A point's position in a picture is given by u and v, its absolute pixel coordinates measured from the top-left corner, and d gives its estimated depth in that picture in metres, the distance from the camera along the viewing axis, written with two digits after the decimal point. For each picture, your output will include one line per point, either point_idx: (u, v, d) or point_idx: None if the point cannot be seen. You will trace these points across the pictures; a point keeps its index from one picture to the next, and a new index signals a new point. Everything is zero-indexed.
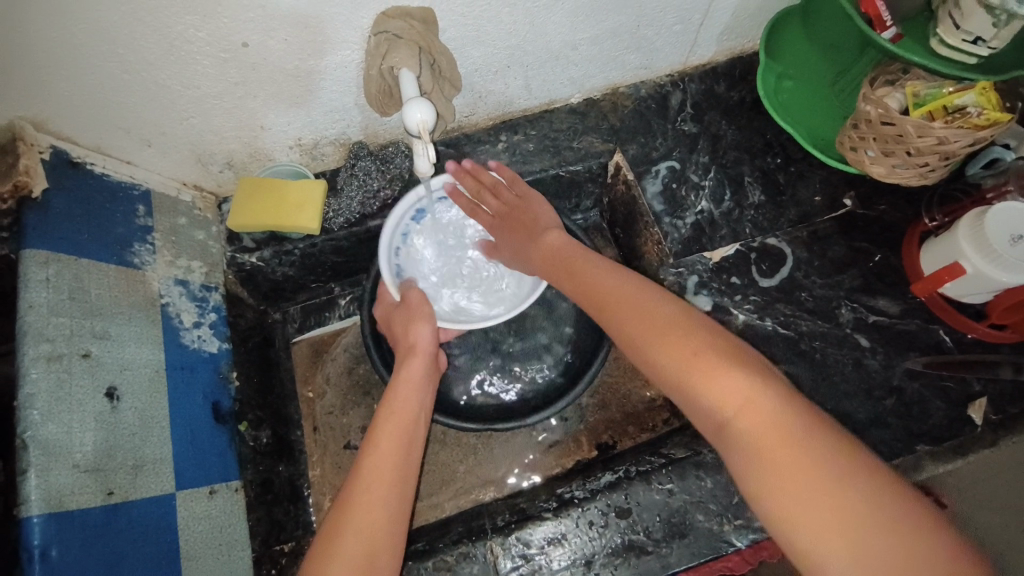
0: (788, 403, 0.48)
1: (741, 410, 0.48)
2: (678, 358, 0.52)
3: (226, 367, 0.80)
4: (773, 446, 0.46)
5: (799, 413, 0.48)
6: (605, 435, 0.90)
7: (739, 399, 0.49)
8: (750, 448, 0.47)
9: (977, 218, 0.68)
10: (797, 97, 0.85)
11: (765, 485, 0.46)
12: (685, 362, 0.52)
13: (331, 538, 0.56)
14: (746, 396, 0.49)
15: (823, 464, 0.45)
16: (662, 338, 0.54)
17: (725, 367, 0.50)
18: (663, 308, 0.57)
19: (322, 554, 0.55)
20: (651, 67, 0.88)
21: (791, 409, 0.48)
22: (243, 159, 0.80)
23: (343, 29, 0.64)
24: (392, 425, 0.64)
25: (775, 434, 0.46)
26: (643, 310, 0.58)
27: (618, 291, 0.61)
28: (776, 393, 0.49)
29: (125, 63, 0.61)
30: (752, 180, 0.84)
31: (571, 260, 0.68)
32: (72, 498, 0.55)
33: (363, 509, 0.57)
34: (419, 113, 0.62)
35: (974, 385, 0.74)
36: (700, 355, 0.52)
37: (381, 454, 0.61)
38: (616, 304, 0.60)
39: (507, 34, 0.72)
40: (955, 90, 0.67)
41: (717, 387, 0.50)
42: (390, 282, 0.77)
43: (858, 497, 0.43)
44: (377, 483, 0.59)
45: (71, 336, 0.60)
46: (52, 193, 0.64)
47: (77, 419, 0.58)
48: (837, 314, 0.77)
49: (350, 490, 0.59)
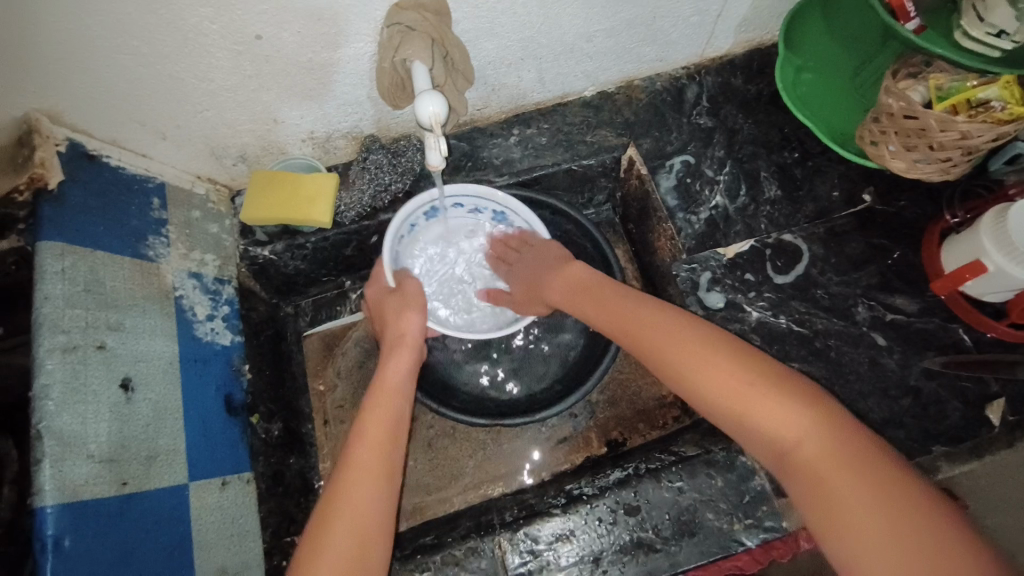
0: (839, 425, 0.49)
1: (796, 437, 0.50)
2: (723, 389, 0.53)
3: (238, 359, 0.80)
4: (830, 473, 0.47)
5: (850, 435, 0.49)
6: (615, 431, 0.90)
7: (792, 427, 0.50)
8: (812, 473, 0.48)
9: (1000, 215, 0.67)
10: (816, 88, 0.83)
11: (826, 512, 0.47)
12: (729, 391, 0.53)
13: (320, 529, 0.55)
14: (794, 423, 0.50)
15: (880, 484, 0.46)
16: (706, 366, 0.55)
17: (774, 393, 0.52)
18: (699, 337, 0.58)
19: (311, 545, 0.54)
20: (667, 60, 0.87)
21: (838, 432, 0.49)
22: (256, 152, 0.80)
23: (356, 21, 0.63)
24: (375, 417, 0.64)
25: (831, 457, 0.48)
26: (680, 340, 0.58)
27: (653, 318, 0.63)
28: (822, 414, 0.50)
29: (139, 56, 0.61)
30: (768, 176, 0.83)
31: (597, 290, 0.71)
32: (87, 488, 0.56)
33: (351, 501, 0.57)
34: (431, 105, 0.61)
35: (993, 386, 0.73)
36: (745, 385, 0.53)
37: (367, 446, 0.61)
38: (652, 333, 0.61)
39: (521, 26, 0.71)
40: (978, 84, 0.66)
41: (769, 415, 0.51)
42: (388, 263, 0.77)
43: (914, 517, 0.44)
44: (362, 475, 0.59)
45: (86, 328, 0.61)
46: (68, 186, 0.65)
47: (92, 410, 0.59)
48: (854, 312, 0.76)
49: (337, 481, 0.59)
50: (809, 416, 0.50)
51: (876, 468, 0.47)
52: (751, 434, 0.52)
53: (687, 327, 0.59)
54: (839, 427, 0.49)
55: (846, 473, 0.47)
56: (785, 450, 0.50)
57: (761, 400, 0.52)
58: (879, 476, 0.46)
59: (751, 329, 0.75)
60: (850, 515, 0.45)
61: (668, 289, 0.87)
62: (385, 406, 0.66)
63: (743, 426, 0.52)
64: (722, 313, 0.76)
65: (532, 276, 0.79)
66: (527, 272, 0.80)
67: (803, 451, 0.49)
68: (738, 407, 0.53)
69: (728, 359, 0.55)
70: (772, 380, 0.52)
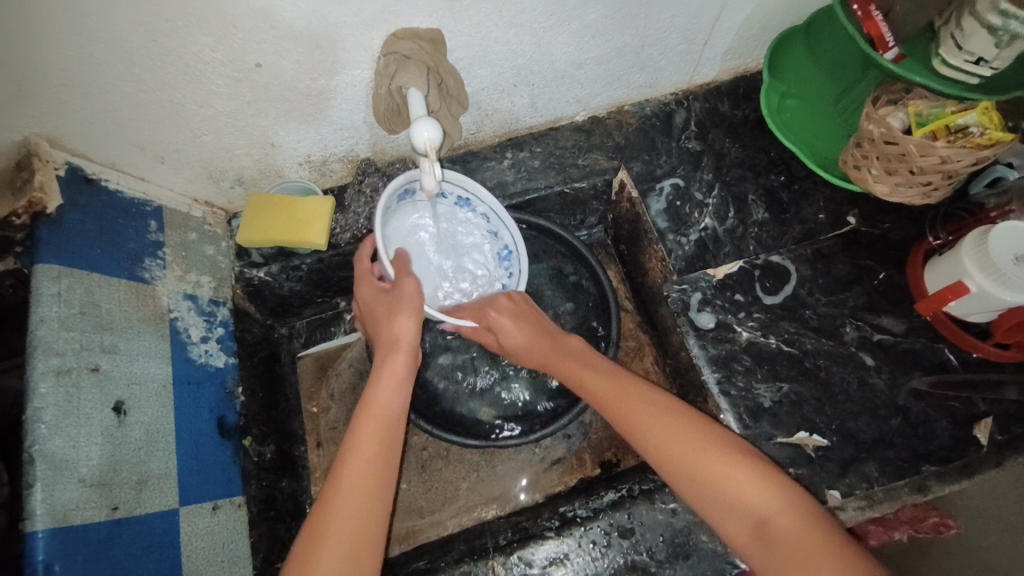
0: (785, 490, 0.57)
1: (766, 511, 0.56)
2: (689, 456, 0.60)
3: (232, 381, 0.80)
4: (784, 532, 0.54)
5: (794, 498, 0.56)
6: (609, 452, 0.90)
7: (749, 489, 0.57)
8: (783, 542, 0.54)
9: (981, 237, 0.69)
10: (800, 115, 0.86)
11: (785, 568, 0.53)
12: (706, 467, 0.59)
13: (319, 530, 0.56)
14: (750, 487, 0.57)
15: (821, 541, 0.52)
16: (675, 436, 0.61)
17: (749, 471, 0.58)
18: (666, 409, 0.64)
19: (312, 542, 0.55)
20: (655, 86, 0.89)
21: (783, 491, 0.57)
22: (253, 175, 0.81)
23: (353, 49, 0.65)
24: (366, 425, 0.63)
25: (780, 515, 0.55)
26: (650, 411, 0.64)
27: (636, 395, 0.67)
28: (785, 487, 0.57)
29: (141, 82, 0.62)
30: (756, 199, 0.85)
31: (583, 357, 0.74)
32: (76, 513, 0.56)
33: (340, 517, 0.57)
34: (426, 131, 0.62)
35: (980, 406, 0.74)
36: (709, 452, 0.60)
37: (356, 459, 0.60)
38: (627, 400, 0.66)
39: (514, 54, 0.74)
40: (957, 110, 0.68)
41: (727, 481, 0.58)
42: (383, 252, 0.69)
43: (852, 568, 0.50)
44: (351, 488, 0.58)
45: (81, 351, 0.61)
46: (67, 210, 0.65)
47: (84, 434, 0.59)
48: (842, 333, 0.77)
49: (326, 496, 0.58)
50: (779, 489, 0.57)
51: (830, 527, 0.54)
52: (729, 512, 0.57)
53: (656, 399, 0.66)
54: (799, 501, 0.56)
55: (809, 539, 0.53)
56: (757, 518, 0.56)
57: (740, 476, 0.58)
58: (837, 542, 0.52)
59: (740, 349, 0.76)
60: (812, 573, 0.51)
61: (659, 310, 0.88)
62: (377, 412, 0.64)
63: (719, 503, 0.58)
64: (712, 333, 0.77)
65: (538, 337, 0.77)
66: (531, 335, 0.77)
67: (773, 522, 0.55)
68: (713, 480, 0.58)
69: (698, 435, 0.61)
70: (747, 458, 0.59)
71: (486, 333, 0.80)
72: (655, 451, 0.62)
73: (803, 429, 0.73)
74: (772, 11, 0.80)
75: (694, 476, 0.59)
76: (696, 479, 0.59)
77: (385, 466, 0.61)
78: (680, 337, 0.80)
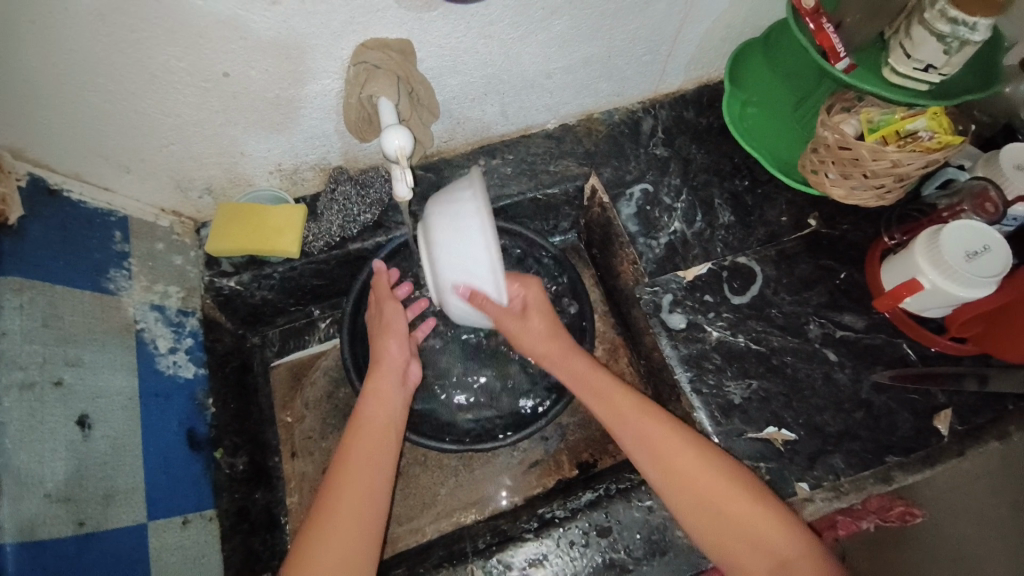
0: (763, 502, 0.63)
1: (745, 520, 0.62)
2: (676, 466, 0.65)
3: (202, 393, 0.78)
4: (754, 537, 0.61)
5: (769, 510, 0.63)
6: (586, 453, 0.90)
7: (729, 499, 0.63)
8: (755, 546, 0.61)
9: (933, 236, 0.72)
10: (761, 122, 0.89)
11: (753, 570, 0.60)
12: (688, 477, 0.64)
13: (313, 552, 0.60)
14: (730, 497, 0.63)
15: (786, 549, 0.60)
16: (665, 447, 0.66)
17: (727, 480, 0.64)
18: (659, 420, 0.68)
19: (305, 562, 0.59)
20: (623, 95, 0.91)
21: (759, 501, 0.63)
22: (222, 185, 0.81)
23: (322, 59, 0.66)
24: (359, 453, 0.68)
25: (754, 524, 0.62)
26: (641, 421, 0.69)
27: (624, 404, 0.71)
28: (761, 497, 0.63)
29: (106, 92, 0.62)
30: (722, 203, 0.87)
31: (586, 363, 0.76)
32: (44, 528, 0.54)
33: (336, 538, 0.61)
34: (397, 139, 0.63)
35: (939, 397, 0.77)
36: (695, 464, 0.65)
37: (352, 485, 0.65)
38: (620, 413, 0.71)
39: (483, 64, 0.75)
40: (906, 116, 0.72)
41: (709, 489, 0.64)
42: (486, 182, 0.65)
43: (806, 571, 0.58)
44: (345, 510, 0.63)
45: (44, 364, 0.59)
46: (28, 221, 0.64)
47: (48, 448, 0.57)
48: (806, 330, 0.80)
49: (321, 519, 0.62)
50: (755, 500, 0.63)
51: (797, 536, 0.61)
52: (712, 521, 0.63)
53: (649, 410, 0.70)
54: (776, 510, 0.63)
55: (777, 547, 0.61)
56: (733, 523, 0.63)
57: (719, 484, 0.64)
58: (803, 546, 0.60)
59: (711, 348, 0.78)
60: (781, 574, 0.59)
61: (632, 312, 0.90)
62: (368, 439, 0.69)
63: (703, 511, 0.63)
64: (683, 333, 0.79)
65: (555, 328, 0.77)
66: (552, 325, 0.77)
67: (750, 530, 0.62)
68: (695, 490, 0.64)
69: (686, 445, 0.66)
70: (724, 468, 0.65)
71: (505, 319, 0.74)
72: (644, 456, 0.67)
73: (772, 424, 0.75)
74: (732, 23, 0.84)
75: (679, 483, 0.65)
76: (681, 486, 0.64)
77: (374, 490, 0.66)
78: (652, 338, 0.82)
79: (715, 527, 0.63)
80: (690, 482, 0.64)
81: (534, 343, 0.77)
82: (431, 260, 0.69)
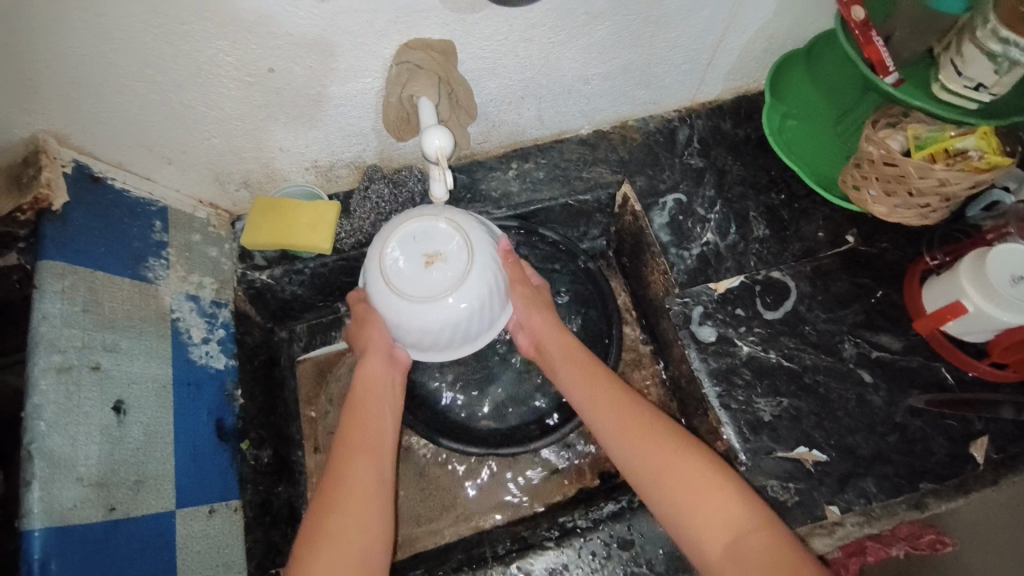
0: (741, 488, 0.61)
1: (730, 515, 0.59)
2: (654, 451, 0.65)
3: (231, 384, 0.79)
4: (728, 519, 0.59)
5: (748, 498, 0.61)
6: (608, 464, 0.89)
7: (708, 480, 0.62)
8: (743, 544, 0.57)
9: (979, 258, 0.70)
10: (801, 136, 0.87)
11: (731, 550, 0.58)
12: (667, 475, 0.63)
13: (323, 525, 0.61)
14: (710, 478, 0.62)
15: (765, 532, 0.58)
16: (642, 435, 0.66)
17: (709, 465, 0.63)
18: (638, 411, 0.69)
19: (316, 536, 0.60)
20: (659, 103, 0.91)
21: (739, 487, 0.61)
22: (259, 179, 0.81)
23: (365, 58, 0.66)
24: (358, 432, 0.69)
25: (728, 505, 0.60)
26: (623, 411, 0.69)
27: (609, 395, 0.71)
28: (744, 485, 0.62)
29: (155, 84, 0.63)
30: (757, 215, 0.86)
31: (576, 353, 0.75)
32: (74, 512, 0.55)
33: (344, 510, 0.62)
34: (438, 139, 0.63)
35: (976, 424, 0.75)
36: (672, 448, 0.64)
37: (356, 468, 0.65)
38: (610, 404, 0.70)
39: (522, 68, 0.75)
40: (955, 134, 0.69)
41: (688, 471, 0.62)
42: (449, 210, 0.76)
43: (784, 553, 0.56)
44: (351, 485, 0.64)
45: (82, 348, 0.60)
46: (72, 207, 0.65)
47: (83, 432, 0.58)
48: (841, 349, 0.78)
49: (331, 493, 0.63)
50: (736, 489, 0.61)
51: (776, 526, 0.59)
52: (699, 520, 0.60)
53: (630, 400, 0.70)
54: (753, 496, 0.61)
55: (770, 545, 0.57)
56: (710, 506, 0.60)
57: (700, 480, 0.62)
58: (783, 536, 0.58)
59: (741, 363, 0.77)
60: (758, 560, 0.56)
61: (661, 323, 0.89)
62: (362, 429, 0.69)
63: (683, 517, 0.61)
64: (713, 346, 0.78)
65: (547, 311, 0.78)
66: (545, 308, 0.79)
67: (739, 527, 0.59)
68: (675, 474, 0.63)
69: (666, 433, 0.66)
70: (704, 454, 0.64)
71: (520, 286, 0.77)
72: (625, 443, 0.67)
73: (802, 444, 0.73)
74: (774, 35, 0.83)
75: (657, 466, 0.64)
76: (659, 469, 0.63)
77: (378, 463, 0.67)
78: (680, 350, 0.81)
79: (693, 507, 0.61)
80: (670, 464, 0.63)
81: (539, 313, 0.78)
82: (471, 252, 0.69)
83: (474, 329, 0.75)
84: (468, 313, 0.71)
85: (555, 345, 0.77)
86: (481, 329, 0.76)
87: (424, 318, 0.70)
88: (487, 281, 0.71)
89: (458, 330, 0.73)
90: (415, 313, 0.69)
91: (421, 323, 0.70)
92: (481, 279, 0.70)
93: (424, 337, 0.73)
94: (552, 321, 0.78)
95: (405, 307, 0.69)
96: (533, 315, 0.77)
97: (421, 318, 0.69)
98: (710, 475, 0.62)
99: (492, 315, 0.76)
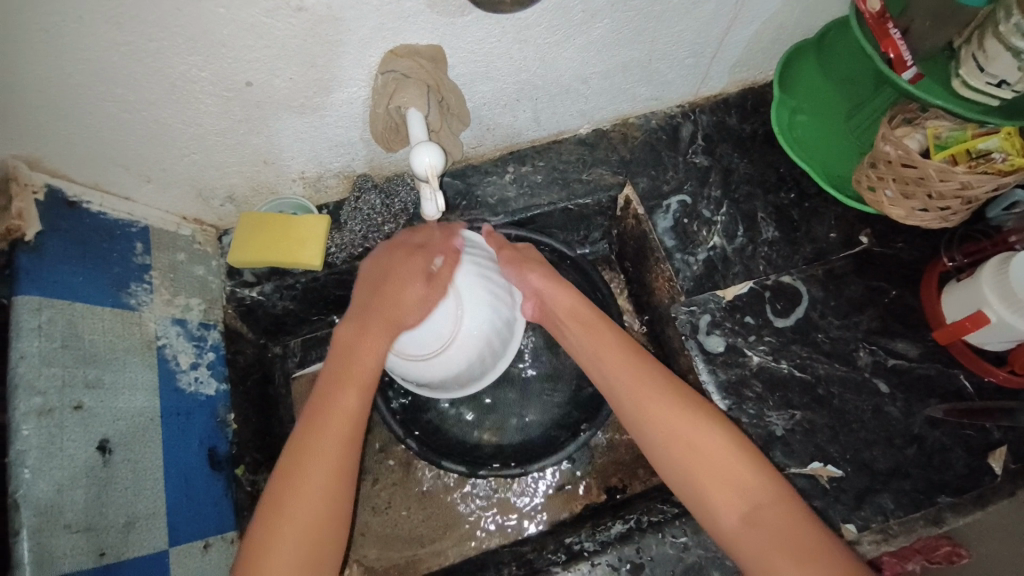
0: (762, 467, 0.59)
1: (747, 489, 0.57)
2: (674, 419, 0.61)
3: (223, 410, 0.77)
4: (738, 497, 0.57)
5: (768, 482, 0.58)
6: (613, 478, 0.87)
7: (722, 455, 0.59)
8: (763, 518, 0.56)
9: (1004, 263, 0.66)
10: (812, 133, 0.83)
11: (751, 530, 0.56)
12: (683, 445, 0.60)
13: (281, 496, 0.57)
14: (723, 452, 0.59)
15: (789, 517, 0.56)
16: (660, 399, 0.62)
17: (727, 442, 0.59)
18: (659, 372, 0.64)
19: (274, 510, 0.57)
20: (662, 99, 0.86)
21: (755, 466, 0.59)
22: (245, 193, 0.78)
23: (350, 67, 0.62)
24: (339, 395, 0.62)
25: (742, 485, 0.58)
26: (641, 370, 0.65)
27: (619, 353, 0.67)
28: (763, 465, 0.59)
29: (126, 103, 0.59)
30: (766, 217, 0.82)
31: (583, 315, 0.70)
32: (63, 561, 0.54)
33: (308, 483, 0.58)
34: (427, 157, 0.60)
35: (994, 433, 0.72)
36: (687, 415, 0.61)
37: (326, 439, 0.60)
38: (621, 362, 0.66)
39: (517, 70, 0.71)
40: (977, 134, 0.65)
41: (703, 442, 0.60)
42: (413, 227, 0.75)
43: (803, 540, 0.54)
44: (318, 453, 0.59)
45: (63, 387, 0.58)
46: (47, 235, 0.62)
47: (68, 476, 0.56)
48: (855, 357, 0.75)
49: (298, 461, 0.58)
50: (756, 469, 0.58)
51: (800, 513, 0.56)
52: (718, 492, 0.58)
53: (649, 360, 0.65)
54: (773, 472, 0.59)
55: (789, 530, 0.55)
56: (723, 480, 0.58)
57: (714, 453, 0.59)
58: (807, 524, 0.55)
59: (751, 374, 0.74)
60: (770, 543, 0.54)
61: (667, 332, 0.86)
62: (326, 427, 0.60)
63: (696, 488, 0.59)
64: (722, 357, 0.75)
65: (548, 279, 0.72)
66: (546, 274, 0.72)
67: (758, 501, 0.57)
68: (686, 443, 0.60)
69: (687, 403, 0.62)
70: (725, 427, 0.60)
71: (520, 261, 0.73)
72: (631, 401, 0.64)
73: (816, 459, 0.71)
74: (783, 25, 0.78)
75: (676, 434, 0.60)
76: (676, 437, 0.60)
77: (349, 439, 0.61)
78: (688, 360, 0.78)
79: (706, 480, 0.58)
80: (688, 434, 0.60)
81: (535, 271, 0.72)
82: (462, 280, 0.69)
83: (493, 343, 0.76)
84: (487, 327, 0.72)
85: (569, 316, 0.70)
86: (505, 331, 0.77)
87: (454, 355, 0.71)
88: (486, 295, 0.71)
89: (483, 351, 0.74)
90: (434, 360, 0.69)
91: (448, 362, 0.71)
92: (481, 302, 0.70)
93: (463, 369, 0.74)
94: (557, 283, 0.71)
95: (434, 356, 0.69)
96: (531, 275, 0.72)
97: (445, 360, 0.71)
98: (729, 452, 0.59)
99: (505, 321, 0.77)
